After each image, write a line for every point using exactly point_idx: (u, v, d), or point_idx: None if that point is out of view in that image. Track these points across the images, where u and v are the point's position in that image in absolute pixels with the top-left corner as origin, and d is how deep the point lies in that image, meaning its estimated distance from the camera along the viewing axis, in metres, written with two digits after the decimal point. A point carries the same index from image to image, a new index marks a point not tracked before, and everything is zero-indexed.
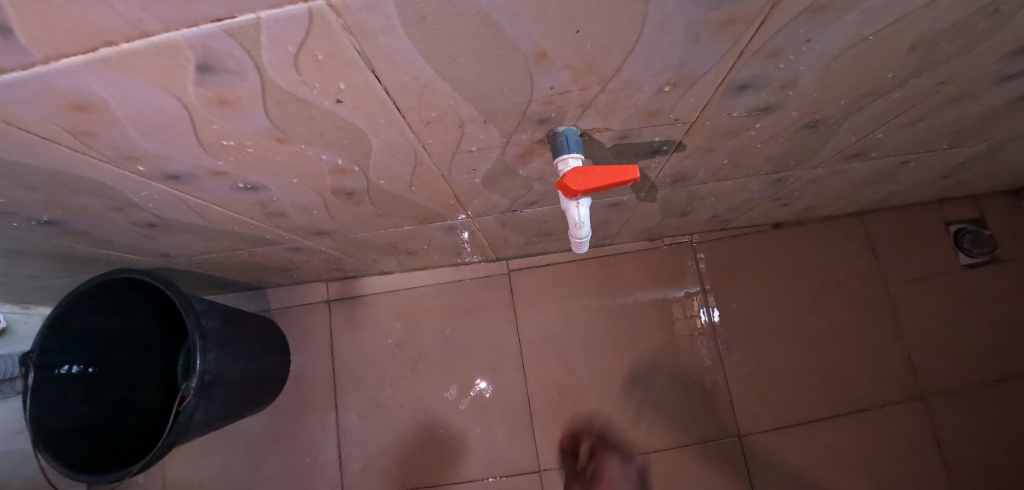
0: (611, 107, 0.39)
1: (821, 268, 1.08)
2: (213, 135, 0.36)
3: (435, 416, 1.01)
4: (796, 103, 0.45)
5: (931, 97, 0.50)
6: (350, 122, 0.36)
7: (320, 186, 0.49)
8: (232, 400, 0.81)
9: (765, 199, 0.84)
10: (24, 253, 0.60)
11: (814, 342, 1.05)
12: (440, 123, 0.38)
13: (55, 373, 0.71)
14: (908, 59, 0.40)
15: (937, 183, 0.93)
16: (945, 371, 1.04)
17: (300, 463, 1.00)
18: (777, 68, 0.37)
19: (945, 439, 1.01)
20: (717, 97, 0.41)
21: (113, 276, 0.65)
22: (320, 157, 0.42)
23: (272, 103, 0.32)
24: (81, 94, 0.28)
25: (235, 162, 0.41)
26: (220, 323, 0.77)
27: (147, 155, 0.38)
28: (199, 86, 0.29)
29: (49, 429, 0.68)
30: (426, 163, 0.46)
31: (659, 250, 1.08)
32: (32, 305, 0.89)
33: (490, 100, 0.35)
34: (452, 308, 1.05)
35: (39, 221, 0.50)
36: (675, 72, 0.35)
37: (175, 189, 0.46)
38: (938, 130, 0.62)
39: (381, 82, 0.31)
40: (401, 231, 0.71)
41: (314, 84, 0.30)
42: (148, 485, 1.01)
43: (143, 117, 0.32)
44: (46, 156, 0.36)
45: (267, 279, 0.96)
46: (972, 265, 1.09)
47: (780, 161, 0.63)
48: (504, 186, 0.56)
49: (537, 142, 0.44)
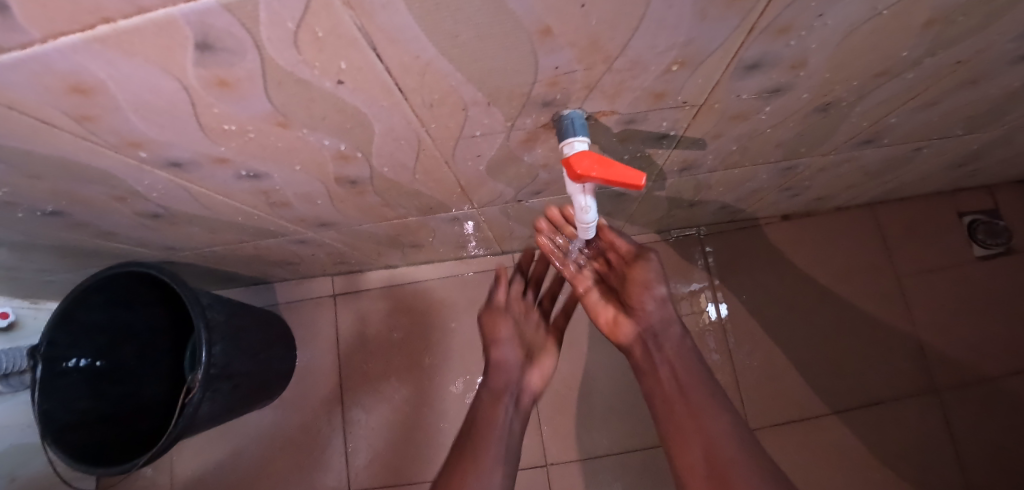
0: (617, 89, 0.39)
1: (831, 261, 1.07)
2: (215, 120, 0.35)
3: (441, 410, 1.01)
4: (807, 84, 0.44)
5: (946, 78, 0.48)
6: (352, 106, 0.36)
7: (322, 174, 0.48)
8: (238, 393, 0.81)
9: (774, 188, 0.82)
10: (30, 246, 0.60)
11: (824, 336, 1.04)
12: (443, 107, 0.37)
13: (64, 366, 0.72)
14: (923, 37, 0.39)
15: (951, 172, 0.91)
16: (959, 364, 1.02)
17: (306, 457, 1.01)
18: (787, 46, 0.36)
19: (960, 433, 0.99)
20: (726, 78, 0.40)
21: (118, 269, 0.65)
22: (322, 143, 0.41)
23: (272, 85, 0.31)
24: (81, 76, 0.28)
25: (237, 149, 0.41)
26: (226, 316, 0.77)
27: (149, 141, 0.38)
28: (199, 66, 0.29)
29: (58, 422, 0.69)
30: (429, 148, 0.45)
31: (666, 243, 1.06)
32: (41, 301, 0.89)
33: (494, 82, 0.35)
34: (457, 302, 1.04)
35: (44, 211, 0.50)
36: (683, 50, 0.34)
37: (177, 178, 0.45)
38: (951, 115, 0.60)
39: (382, 61, 0.30)
40: (405, 223, 0.71)
41: (314, 64, 0.30)
42: (155, 478, 1.01)
43: (143, 101, 0.32)
44: (49, 143, 0.36)
45: (272, 273, 0.96)
46: (986, 257, 1.07)
47: (791, 147, 0.62)
48: (509, 174, 0.55)
49: (542, 126, 0.43)
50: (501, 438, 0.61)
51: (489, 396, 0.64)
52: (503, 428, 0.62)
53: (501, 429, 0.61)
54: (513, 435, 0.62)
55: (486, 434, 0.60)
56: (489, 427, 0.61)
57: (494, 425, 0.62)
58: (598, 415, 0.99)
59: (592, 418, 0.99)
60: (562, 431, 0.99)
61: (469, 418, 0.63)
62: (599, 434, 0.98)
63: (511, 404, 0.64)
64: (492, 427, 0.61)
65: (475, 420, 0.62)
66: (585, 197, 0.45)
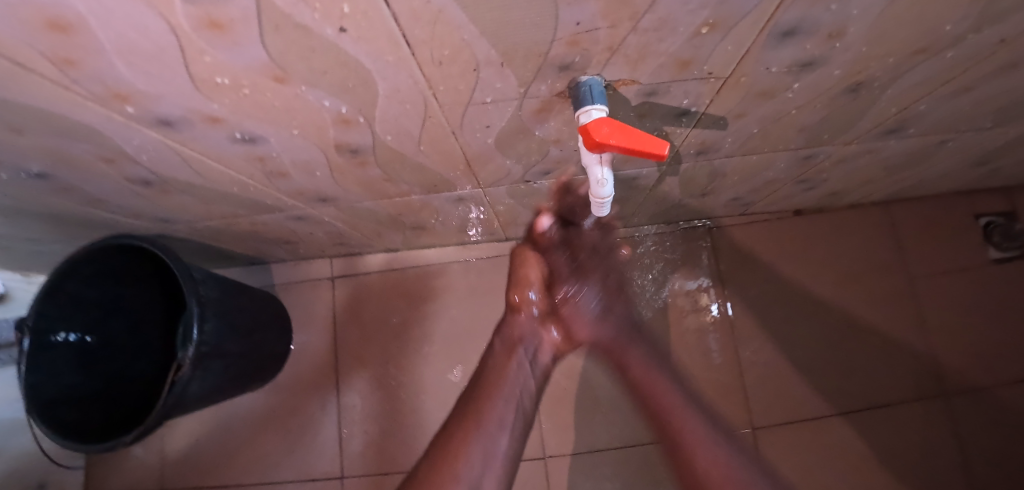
0: (641, 53, 0.36)
1: (842, 258, 1.04)
2: (206, 69, 0.33)
3: (438, 397, 0.99)
4: (840, 59, 0.41)
5: (987, 59, 0.45)
6: (355, 60, 0.33)
7: (322, 140, 0.46)
8: (230, 372, 0.79)
9: (790, 179, 0.80)
10: (17, 212, 0.58)
11: (833, 335, 1.01)
12: (453, 65, 0.34)
13: (51, 340, 0.69)
14: (972, 9, 0.36)
15: (972, 169, 0.88)
16: (968, 368, 1.00)
17: (299, 441, 0.99)
18: (827, 11, 0.33)
19: (967, 439, 0.97)
20: (758, 46, 0.37)
21: (109, 241, 0.62)
22: (322, 104, 0.39)
23: (268, 29, 0.28)
24: (57, 8, 0.25)
25: (231, 106, 0.38)
26: (219, 294, 0.75)
27: (137, 93, 0.35)
28: (187, 3, 0.26)
29: (44, 397, 0.68)
30: (436, 115, 0.42)
31: (673, 234, 1.04)
32: (33, 273, 0.88)
33: (510, 37, 0.32)
34: (458, 288, 1.02)
35: (29, 172, 0.47)
36: (715, 9, 0.31)
37: (168, 138, 0.43)
38: (984, 104, 0.57)
39: (389, 6, 0.27)
40: (407, 201, 0.68)
41: (314, 5, 0.26)
42: (145, 457, 1.00)
43: (128, 43, 0.29)
44: (27, 91, 0.34)
45: (269, 252, 0.93)
46: (1001, 260, 1.04)
47: (814, 132, 0.59)
48: (518, 149, 0.53)
49: (557, 94, 0.41)
50: (511, 399, 0.59)
51: (503, 346, 0.64)
52: (516, 387, 0.60)
53: (514, 384, 0.61)
54: (528, 387, 0.62)
55: (497, 388, 0.59)
56: (502, 386, 0.60)
57: (514, 368, 0.62)
58: (597, 408, 0.97)
59: (592, 411, 0.97)
60: (561, 423, 0.97)
61: (480, 375, 0.62)
62: (600, 428, 0.96)
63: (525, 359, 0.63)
64: (507, 381, 0.61)
65: (486, 375, 0.61)
66: (602, 169, 0.43)
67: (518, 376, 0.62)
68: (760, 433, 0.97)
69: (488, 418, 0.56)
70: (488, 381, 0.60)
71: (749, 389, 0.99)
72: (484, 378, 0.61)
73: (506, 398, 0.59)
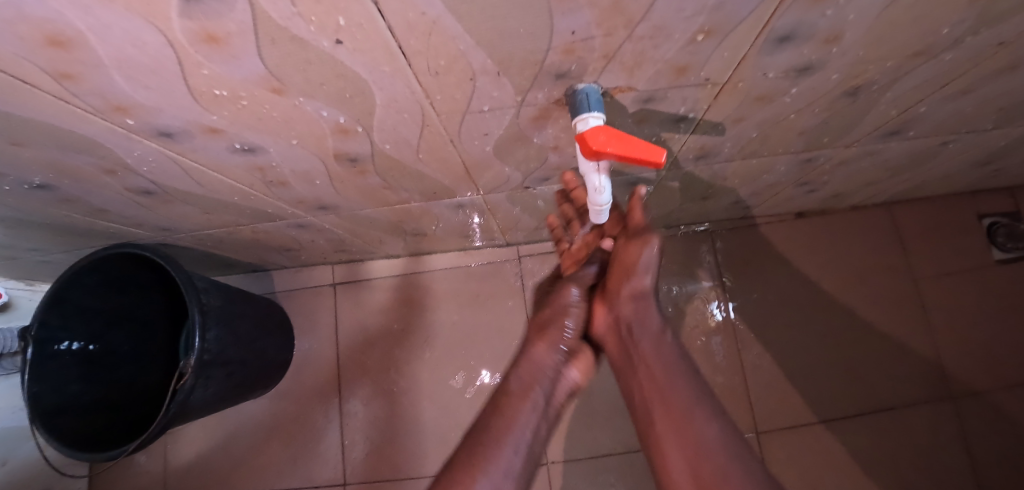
0: (637, 60, 0.36)
1: (845, 260, 1.04)
2: (205, 82, 0.33)
3: (440, 403, 0.98)
4: (838, 63, 0.41)
5: (986, 61, 0.45)
6: (351, 71, 0.33)
7: (320, 149, 0.46)
8: (233, 379, 0.79)
9: (791, 182, 0.79)
10: (20, 222, 0.59)
11: (837, 338, 1.01)
12: (449, 75, 0.35)
13: (55, 349, 0.70)
14: (968, 11, 0.36)
15: (975, 171, 0.88)
16: (975, 371, 0.99)
17: (300, 449, 0.99)
18: (823, 16, 0.33)
19: (974, 441, 0.96)
20: (755, 52, 0.37)
21: (112, 250, 0.63)
22: (320, 114, 0.39)
23: (265, 42, 0.29)
24: (57, 25, 0.26)
25: (230, 118, 0.38)
26: (222, 302, 0.75)
27: (136, 106, 0.35)
28: (184, 18, 0.26)
29: (46, 405, 0.68)
30: (434, 124, 0.43)
31: (674, 237, 1.04)
32: (37, 283, 0.88)
33: (506, 47, 0.32)
34: (459, 294, 1.02)
35: (32, 184, 0.48)
36: (711, 16, 0.31)
37: (168, 149, 0.43)
38: (986, 104, 0.57)
39: (384, 18, 0.27)
40: (407, 208, 0.68)
41: (310, 18, 0.27)
42: (148, 464, 1.00)
43: (127, 56, 0.29)
44: (27, 105, 0.34)
45: (271, 259, 0.93)
46: (1006, 260, 1.04)
47: (814, 136, 0.59)
48: (518, 156, 0.53)
49: (554, 102, 0.41)
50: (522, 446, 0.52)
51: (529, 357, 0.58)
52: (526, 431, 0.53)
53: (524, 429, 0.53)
54: (538, 435, 0.54)
55: (497, 459, 0.50)
56: (505, 445, 0.51)
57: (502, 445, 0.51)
58: (600, 413, 0.97)
59: (594, 417, 0.96)
60: (564, 429, 0.96)
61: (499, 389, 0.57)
62: (603, 433, 0.96)
63: (541, 400, 0.55)
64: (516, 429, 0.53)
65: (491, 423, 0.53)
66: (599, 176, 0.43)
67: (511, 464, 0.50)
68: (764, 437, 0.97)
69: (496, 461, 0.50)
70: (493, 429, 0.52)
71: (753, 394, 0.98)
72: (475, 447, 0.51)
73: (490, 482, 0.48)
